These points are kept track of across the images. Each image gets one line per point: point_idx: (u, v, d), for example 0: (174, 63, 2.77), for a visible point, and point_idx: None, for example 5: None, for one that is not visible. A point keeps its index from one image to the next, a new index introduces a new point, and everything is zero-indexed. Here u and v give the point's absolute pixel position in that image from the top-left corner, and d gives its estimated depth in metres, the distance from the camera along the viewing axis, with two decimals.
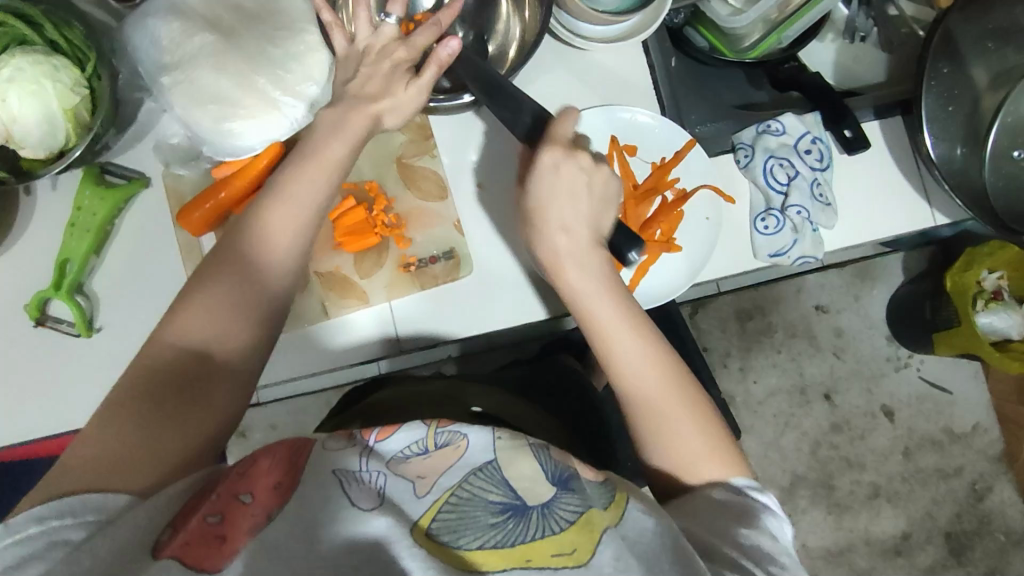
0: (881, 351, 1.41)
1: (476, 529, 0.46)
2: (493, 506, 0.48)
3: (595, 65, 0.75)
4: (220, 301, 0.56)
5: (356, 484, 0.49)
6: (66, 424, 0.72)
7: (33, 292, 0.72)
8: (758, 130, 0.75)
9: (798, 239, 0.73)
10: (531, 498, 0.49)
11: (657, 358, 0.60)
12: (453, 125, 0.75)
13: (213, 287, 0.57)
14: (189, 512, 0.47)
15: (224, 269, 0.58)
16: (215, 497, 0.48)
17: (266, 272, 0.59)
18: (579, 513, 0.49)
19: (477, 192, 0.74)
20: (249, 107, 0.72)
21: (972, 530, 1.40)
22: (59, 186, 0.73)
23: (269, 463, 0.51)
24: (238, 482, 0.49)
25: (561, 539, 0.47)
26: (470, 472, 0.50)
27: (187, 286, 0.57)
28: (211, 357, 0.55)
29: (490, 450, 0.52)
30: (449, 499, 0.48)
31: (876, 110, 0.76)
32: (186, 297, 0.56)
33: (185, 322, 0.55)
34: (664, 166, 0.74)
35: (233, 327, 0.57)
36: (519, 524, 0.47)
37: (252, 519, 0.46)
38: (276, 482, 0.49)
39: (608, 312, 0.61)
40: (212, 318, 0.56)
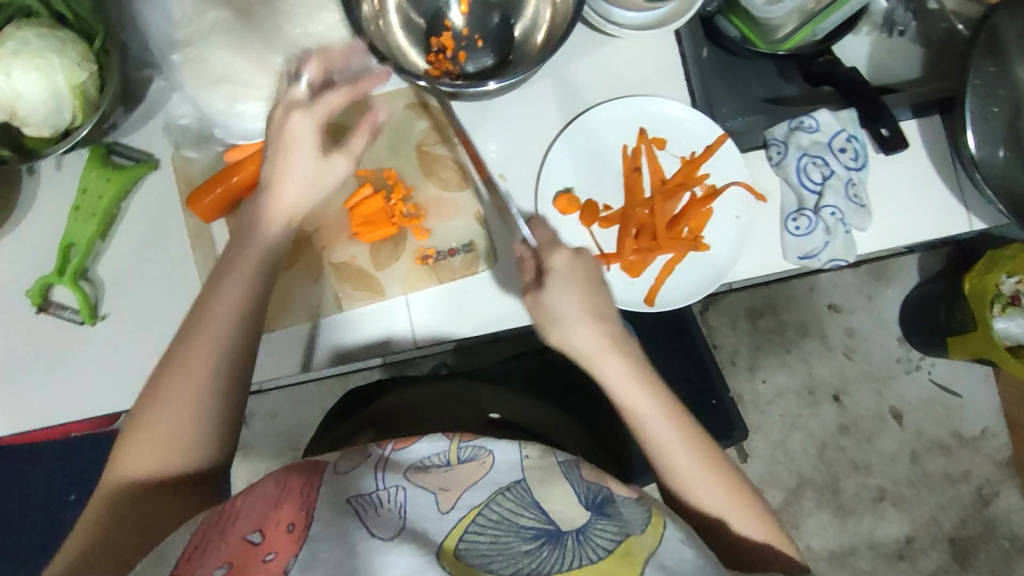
0: (892, 352, 1.38)
1: (510, 556, 0.47)
2: (526, 532, 0.48)
3: (624, 54, 0.73)
4: (177, 409, 0.55)
5: (374, 508, 0.49)
6: (64, 412, 0.69)
7: (36, 277, 0.69)
8: (791, 126, 0.72)
9: (830, 241, 0.70)
10: (565, 523, 0.49)
11: (671, 420, 0.61)
12: (475, 111, 0.72)
13: (179, 378, 0.55)
14: (194, 556, 0.46)
15: (190, 355, 0.56)
16: (223, 543, 0.47)
17: (216, 366, 0.56)
18: (616, 542, 0.49)
19: (499, 182, 0.72)
20: (261, 88, 0.69)
21: (976, 535, 1.35)
22: (63, 166, 0.70)
23: (280, 498, 0.50)
24: (247, 521, 0.48)
25: (599, 568, 0.47)
26: (498, 493, 0.51)
27: (144, 414, 0.56)
28: (185, 433, 0.56)
29: (517, 468, 0.53)
30: (475, 521, 0.49)
31: (915, 108, 0.74)
32: (143, 435, 0.55)
33: (150, 458, 0.55)
34: (694, 160, 0.72)
35: (197, 401, 0.56)
36: (555, 551, 0.47)
37: (263, 565, 0.45)
38: (289, 524, 0.48)
39: (615, 370, 0.61)
40: (172, 424, 0.55)
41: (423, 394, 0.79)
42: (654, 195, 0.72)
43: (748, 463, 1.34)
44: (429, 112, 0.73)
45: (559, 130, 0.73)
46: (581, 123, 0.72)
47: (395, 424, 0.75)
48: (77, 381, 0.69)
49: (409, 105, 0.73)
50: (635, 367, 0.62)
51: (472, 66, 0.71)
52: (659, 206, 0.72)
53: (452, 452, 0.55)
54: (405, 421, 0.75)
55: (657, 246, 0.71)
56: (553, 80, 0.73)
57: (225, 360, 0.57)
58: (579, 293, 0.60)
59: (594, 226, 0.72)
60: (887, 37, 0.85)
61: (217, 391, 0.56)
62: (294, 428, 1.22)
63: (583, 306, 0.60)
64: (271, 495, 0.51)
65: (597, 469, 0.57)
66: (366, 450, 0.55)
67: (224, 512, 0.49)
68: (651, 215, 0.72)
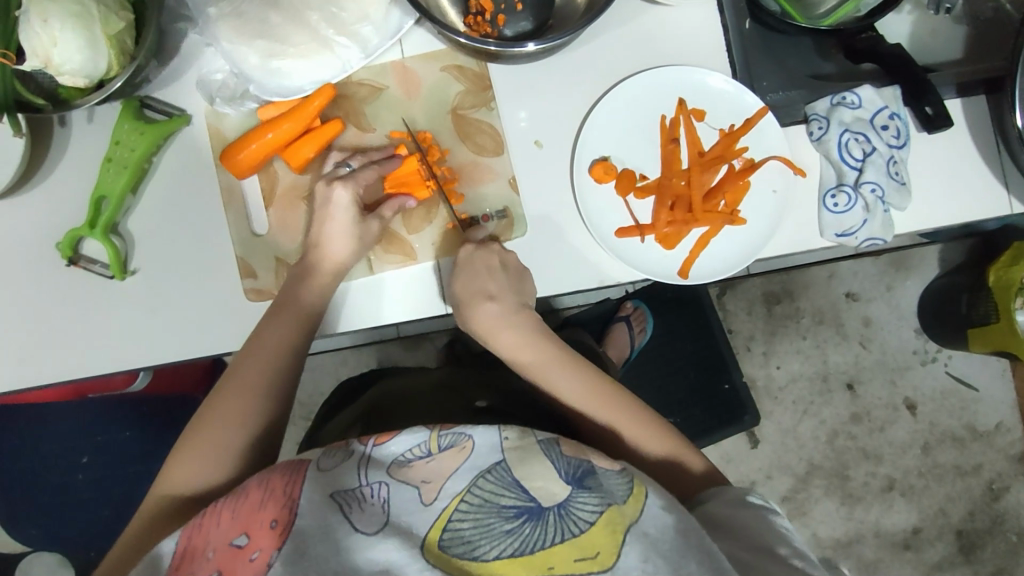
0: (908, 343, 1.34)
1: (492, 539, 0.47)
2: (507, 511, 0.48)
3: (665, 23, 0.72)
4: (237, 400, 0.62)
5: (359, 504, 0.50)
6: (92, 365, 0.69)
7: (67, 230, 0.69)
8: (833, 101, 0.71)
9: (869, 219, 0.69)
10: (546, 500, 0.49)
11: (583, 384, 0.67)
12: (513, 78, 0.71)
13: (235, 396, 0.62)
14: (185, 565, 0.48)
15: (244, 373, 0.63)
16: (210, 551, 0.49)
17: (277, 357, 0.64)
18: (598, 513, 0.49)
19: (532, 149, 0.71)
20: (300, 45, 0.68)
21: (984, 528, 1.32)
22: (95, 119, 0.69)
23: (263, 498, 0.51)
24: (231, 526, 0.49)
25: (583, 542, 0.47)
26: (479, 476, 0.51)
27: (200, 425, 0.61)
28: (234, 441, 0.60)
29: (497, 450, 0.53)
30: (458, 508, 0.49)
31: (959, 87, 0.72)
32: (196, 449, 0.60)
33: (199, 472, 0.59)
34: (733, 133, 0.71)
35: (251, 408, 0.62)
36: (537, 528, 0.47)
37: (251, 566, 0.47)
38: (273, 521, 0.49)
39: (517, 339, 0.68)
40: (227, 418, 0.61)
41: (411, 382, 0.78)
42: (691, 167, 0.71)
43: (758, 449, 1.32)
44: (465, 75, 0.72)
45: (596, 97, 0.72)
46: (620, 91, 0.70)
47: (382, 407, 0.73)
48: (99, 336, 0.69)
49: (445, 67, 0.72)
50: (548, 347, 0.68)
51: (509, 31, 0.69)
52: (696, 178, 0.71)
53: (433, 441, 0.54)
54: (390, 402, 0.74)
55: (693, 218, 0.70)
56: (588, 50, 0.72)
57: (278, 380, 0.64)
58: (498, 276, 0.67)
59: (630, 196, 0.71)
60: (934, 13, 0.82)
61: (264, 421, 0.62)
62: (306, 397, 1.21)
63: (501, 288, 0.67)
64: (253, 496, 0.51)
65: (577, 442, 0.55)
66: (347, 447, 0.55)
67: (212, 518, 0.51)
68: (689, 187, 0.71)
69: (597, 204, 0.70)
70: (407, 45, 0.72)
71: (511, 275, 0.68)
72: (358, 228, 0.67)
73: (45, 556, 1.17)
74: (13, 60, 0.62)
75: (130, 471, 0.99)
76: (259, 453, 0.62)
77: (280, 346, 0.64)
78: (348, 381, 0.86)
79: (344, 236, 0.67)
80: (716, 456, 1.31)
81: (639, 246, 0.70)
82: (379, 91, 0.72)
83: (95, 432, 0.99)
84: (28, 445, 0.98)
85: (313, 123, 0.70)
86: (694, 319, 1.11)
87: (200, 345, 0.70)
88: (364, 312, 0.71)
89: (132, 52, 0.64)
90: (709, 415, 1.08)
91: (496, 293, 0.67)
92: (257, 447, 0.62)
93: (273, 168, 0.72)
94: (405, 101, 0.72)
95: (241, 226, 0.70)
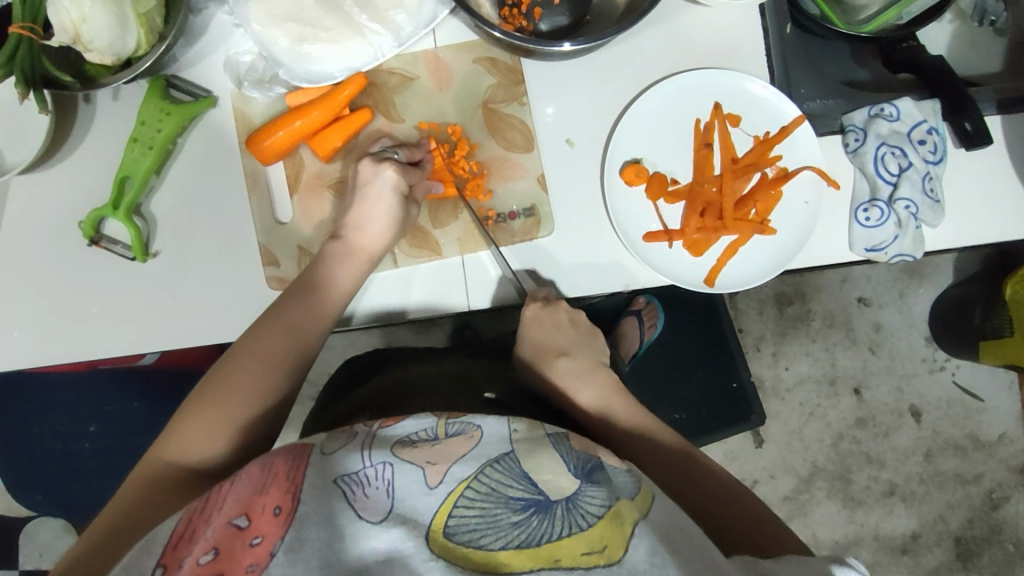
0: (917, 351, 1.34)
1: (498, 530, 0.44)
2: (515, 503, 0.45)
3: (701, 23, 0.70)
4: (260, 359, 0.61)
5: (362, 489, 0.46)
6: (110, 345, 0.69)
7: (89, 209, 0.68)
8: (871, 113, 0.70)
9: (900, 235, 0.68)
10: (554, 494, 0.46)
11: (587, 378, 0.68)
12: (546, 73, 0.70)
13: (250, 368, 0.61)
14: (180, 546, 0.44)
15: (262, 345, 0.62)
16: (209, 529, 0.44)
17: (310, 320, 0.65)
18: (606, 507, 0.47)
19: (563, 147, 0.70)
20: (330, 31, 0.67)
21: (982, 537, 1.32)
22: (120, 97, 0.68)
23: (265, 482, 0.47)
24: (231, 506, 0.45)
25: (590, 536, 0.44)
26: (487, 464, 0.48)
27: (209, 395, 0.59)
28: (245, 413, 0.59)
29: (506, 441, 0.51)
30: (464, 494, 0.46)
31: (1000, 103, 0.71)
32: (204, 419, 0.58)
33: (205, 442, 0.57)
34: (768, 140, 0.70)
35: (266, 382, 0.61)
36: (544, 522, 0.45)
37: (253, 553, 0.43)
38: (276, 507, 0.45)
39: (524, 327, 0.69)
40: (249, 378, 0.60)
41: (418, 371, 0.74)
42: (723, 173, 0.70)
43: (763, 449, 1.32)
44: (497, 68, 0.71)
45: (630, 98, 0.70)
46: (654, 92, 0.69)
47: (389, 395, 0.70)
48: (117, 314, 0.69)
49: (477, 59, 0.71)
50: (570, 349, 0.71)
51: (545, 24, 0.67)
52: (728, 184, 0.70)
53: (439, 429, 0.53)
54: (398, 392, 0.70)
55: (723, 226, 0.69)
56: (623, 49, 0.70)
57: (295, 357, 0.63)
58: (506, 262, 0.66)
59: (660, 201, 0.70)
60: (977, 25, 0.81)
61: (275, 397, 0.61)
62: (313, 376, 1.21)
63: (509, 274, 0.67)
64: (255, 479, 0.47)
65: (586, 440, 0.55)
66: (351, 431, 0.53)
67: (212, 500, 0.47)
68: (720, 194, 0.70)
69: (626, 206, 0.69)
70: (440, 34, 0.71)
71: (554, 311, 0.69)
72: (400, 210, 0.68)
73: (51, 521, 1.18)
74: (40, 35, 0.60)
75: (136, 443, 0.98)
76: (264, 430, 0.61)
77: (302, 323, 0.64)
78: (350, 362, 0.82)
79: (383, 215, 0.68)
80: (720, 453, 1.31)
81: (666, 251, 0.70)
82: (408, 81, 0.71)
83: (104, 403, 0.99)
84: (39, 412, 0.99)
85: (342, 111, 0.69)
86: (706, 319, 1.09)
87: (219, 329, 0.69)
88: (386, 306, 0.70)
89: (161, 30, 0.63)
90: (715, 413, 1.06)
91: (534, 314, 0.68)
92: (262, 424, 0.61)
93: (298, 156, 0.71)
94: (435, 92, 0.71)
95: (264, 214, 0.70)
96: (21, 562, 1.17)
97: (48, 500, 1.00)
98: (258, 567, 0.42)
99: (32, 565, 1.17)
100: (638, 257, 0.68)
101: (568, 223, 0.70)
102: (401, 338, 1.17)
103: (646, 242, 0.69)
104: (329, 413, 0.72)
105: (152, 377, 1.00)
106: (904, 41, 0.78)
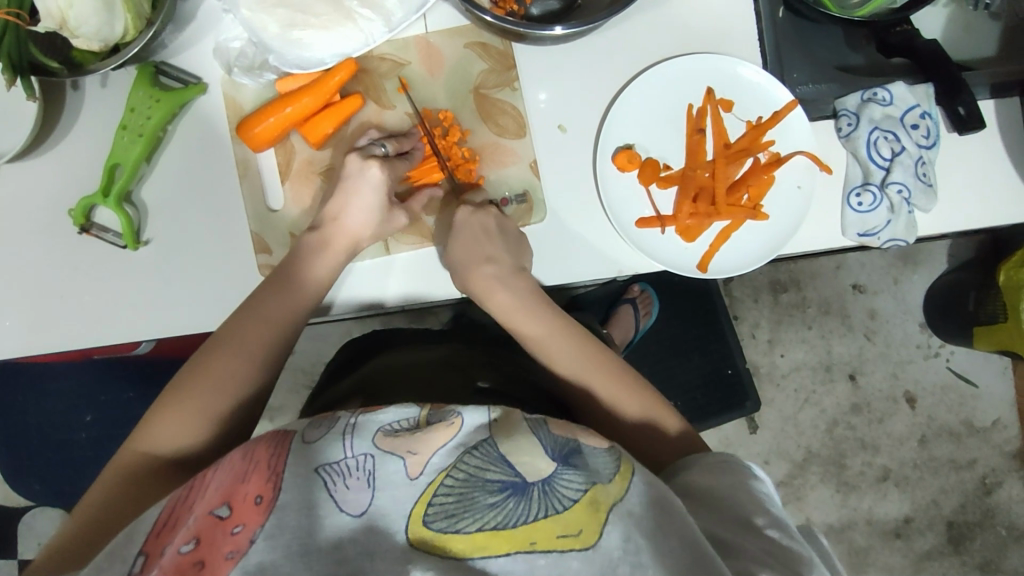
0: (912, 337, 1.34)
1: (475, 512, 0.44)
2: (492, 485, 0.45)
3: (695, 7, 0.70)
4: (237, 350, 0.61)
5: (343, 480, 0.47)
6: (101, 333, 0.69)
7: (79, 197, 0.68)
8: (863, 97, 0.70)
9: (892, 220, 0.68)
10: (530, 476, 0.46)
11: (573, 352, 0.67)
12: (538, 59, 0.70)
13: (227, 358, 0.61)
14: (163, 534, 0.44)
15: (241, 338, 0.62)
16: (190, 518, 0.44)
17: (290, 311, 0.64)
18: (583, 491, 0.46)
19: (556, 133, 0.70)
20: (320, 16, 0.66)
21: (975, 521, 1.33)
22: (109, 84, 0.67)
23: (247, 471, 0.47)
24: (213, 494, 0.46)
25: (566, 519, 0.45)
26: (464, 452, 0.48)
27: (185, 385, 0.59)
28: (222, 404, 0.59)
29: (484, 429, 0.49)
30: (443, 483, 0.46)
31: (993, 88, 0.70)
32: (181, 408, 0.58)
33: (181, 430, 0.57)
34: (760, 126, 0.70)
35: (244, 372, 0.61)
36: (520, 504, 0.45)
37: (232, 540, 0.43)
38: (257, 496, 0.45)
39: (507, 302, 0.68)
40: (228, 368, 0.60)
41: (410, 358, 0.74)
42: (716, 159, 0.70)
43: (758, 436, 1.33)
44: (489, 53, 0.70)
45: (623, 83, 0.70)
46: (648, 77, 0.69)
47: (377, 383, 0.69)
48: (110, 303, 0.69)
49: (469, 45, 0.71)
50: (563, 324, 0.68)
51: (536, 9, 0.69)
52: (721, 170, 0.70)
53: (423, 420, 0.52)
54: (389, 378, 0.70)
55: (716, 211, 0.69)
56: (616, 34, 0.70)
57: (273, 347, 0.63)
58: (495, 240, 0.67)
59: (653, 186, 0.70)
60: (972, 9, 0.81)
61: (252, 387, 0.61)
62: (310, 363, 1.21)
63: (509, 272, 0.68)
64: (236, 467, 0.48)
65: (566, 423, 0.54)
66: (333, 418, 0.52)
67: (195, 487, 0.47)
68: (713, 179, 0.70)
69: (619, 192, 0.69)
70: (431, 20, 0.70)
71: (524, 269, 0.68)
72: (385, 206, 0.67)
73: (49, 509, 1.18)
74: (27, 21, 0.60)
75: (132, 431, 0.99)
76: (242, 418, 0.61)
77: (281, 313, 0.64)
78: (347, 345, 0.82)
79: (362, 213, 0.67)
80: (716, 440, 1.32)
81: (659, 237, 0.70)
82: (399, 67, 0.71)
83: (98, 392, 1.00)
84: (35, 402, 0.99)
85: (332, 98, 0.69)
86: (701, 306, 1.09)
87: (211, 318, 0.69)
88: (368, 296, 0.70)
89: (149, 16, 0.62)
90: (711, 400, 1.06)
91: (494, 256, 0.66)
92: (241, 413, 0.61)
93: (290, 143, 0.70)
94: (426, 77, 0.71)
95: (256, 201, 0.69)
96: (20, 550, 1.18)
97: (45, 489, 1.00)
98: (239, 553, 0.42)
99: (32, 552, 1.18)
100: (633, 239, 0.69)
101: (561, 210, 0.70)
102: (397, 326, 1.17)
103: (634, 228, 0.69)
104: (320, 398, 0.72)
105: (147, 366, 1.00)
106: (897, 24, 0.72)
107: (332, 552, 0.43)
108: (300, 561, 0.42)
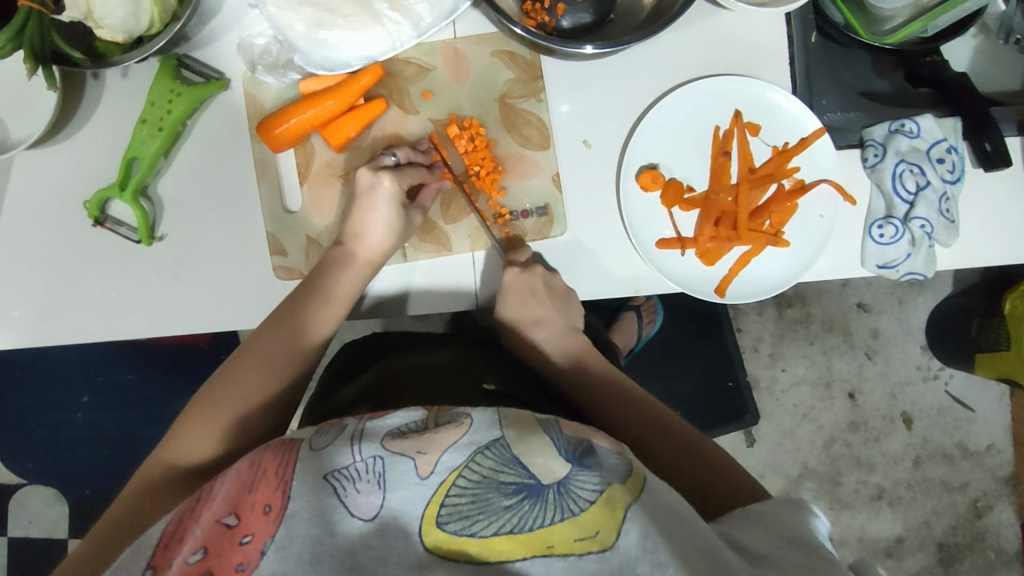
0: (912, 359, 1.34)
1: (489, 514, 0.43)
2: (506, 487, 0.45)
3: (726, 27, 0.69)
4: (262, 359, 0.61)
5: (353, 484, 0.46)
6: (111, 325, 0.68)
7: (95, 188, 0.67)
8: (891, 128, 0.69)
9: (912, 254, 0.68)
10: (546, 477, 0.45)
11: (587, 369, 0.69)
12: (565, 71, 0.69)
13: (252, 368, 0.61)
14: (170, 547, 0.44)
15: (266, 347, 0.62)
16: (198, 527, 0.44)
17: (312, 323, 0.64)
18: (599, 492, 0.45)
19: (580, 147, 0.69)
20: (349, 17, 0.65)
21: (964, 544, 1.34)
22: (130, 75, 0.66)
23: (254, 479, 0.47)
24: (220, 504, 0.45)
25: (582, 521, 0.43)
26: (477, 452, 0.47)
27: (209, 399, 0.59)
28: (241, 411, 0.59)
29: (495, 427, 0.49)
30: (456, 482, 0.45)
31: (1021, 125, 0.70)
32: (201, 421, 0.57)
33: (201, 442, 0.56)
34: (786, 152, 0.69)
35: (267, 384, 0.61)
36: (536, 507, 0.44)
37: (239, 549, 0.43)
38: (266, 505, 0.45)
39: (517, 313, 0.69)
40: (251, 378, 0.60)
41: (421, 360, 0.73)
42: (740, 182, 0.69)
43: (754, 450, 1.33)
44: (516, 62, 0.69)
45: (651, 100, 0.69)
46: (677, 96, 0.68)
47: (387, 385, 0.69)
48: (121, 296, 0.68)
49: (496, 53, 0.70)
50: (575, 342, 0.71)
51: (567, 21, 0.64)
52: (745, 194, 0.69)
53: (432, 421, 0.51)
54: (399, 381, 0.69)
55: (737, 236, 0.69)
56: (645, 49, 0.69)
57: (298, 362, 0.63)
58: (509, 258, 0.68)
59: (675, 208, 0.69)
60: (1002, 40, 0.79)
61: (276, 397, 0.61)
62: None
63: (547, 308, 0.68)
64: (243, 476, 0.48)
65: (578, 422, 0.53)
66: (340, 424, 0.52)
67: (202, 499, 0.47)
68: (736, 203, 0.70)
69: (640, 210, 0.68)
70: (460, 26, 0.69)
71: (556, 294, 0.68)
72: (400, 219, 0.67)
73: (42, 490, 1.18)
74: (51, 9, 0.58)
75: (132, 416, 0.98)
76: (267, 429, 0.60)
77: (306, 323, 0.64)
78: (352, 344, 0.82)
79: (380, 223, 0.66)
80: None
81: (679, 259, 0.69)
82: (425, 72, 0.70)
83: (97, 375, 0.99)
84: (36, 385, 0.98)
85: (357, 101, 0.68)
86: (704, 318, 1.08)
87: (223, 315, 0.68)
88: (390, 295, 0.70)
89: (175, 9, 0.61)
90: (711, 410, 1.05)
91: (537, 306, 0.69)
92: (261, 423, 0.60)
93: (310, 144, 0.69)
94: (452, 83, 0.70)
95: (274, 202, 0.68)
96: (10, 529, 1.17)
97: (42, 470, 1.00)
98: (249, 566, 0.42)
99: (22, 532, 1.17)
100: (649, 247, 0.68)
101: (581, 223, 0.69)
102: (402, 323, 1.16)
103: (653, 244, 0.69)
104: (330, 400, 0.72)
105: (149, 352, 0.99)
106: (927, 55, 0.79)
107: (345, 557, 0.42)
108: (311, 568, 0.42)
